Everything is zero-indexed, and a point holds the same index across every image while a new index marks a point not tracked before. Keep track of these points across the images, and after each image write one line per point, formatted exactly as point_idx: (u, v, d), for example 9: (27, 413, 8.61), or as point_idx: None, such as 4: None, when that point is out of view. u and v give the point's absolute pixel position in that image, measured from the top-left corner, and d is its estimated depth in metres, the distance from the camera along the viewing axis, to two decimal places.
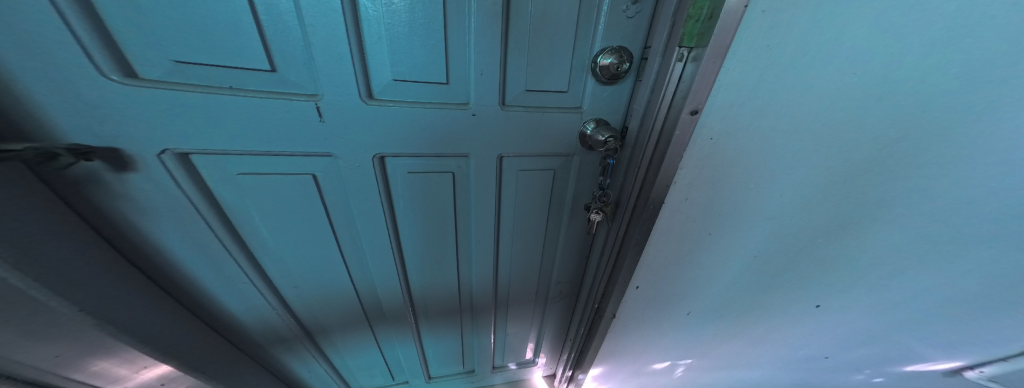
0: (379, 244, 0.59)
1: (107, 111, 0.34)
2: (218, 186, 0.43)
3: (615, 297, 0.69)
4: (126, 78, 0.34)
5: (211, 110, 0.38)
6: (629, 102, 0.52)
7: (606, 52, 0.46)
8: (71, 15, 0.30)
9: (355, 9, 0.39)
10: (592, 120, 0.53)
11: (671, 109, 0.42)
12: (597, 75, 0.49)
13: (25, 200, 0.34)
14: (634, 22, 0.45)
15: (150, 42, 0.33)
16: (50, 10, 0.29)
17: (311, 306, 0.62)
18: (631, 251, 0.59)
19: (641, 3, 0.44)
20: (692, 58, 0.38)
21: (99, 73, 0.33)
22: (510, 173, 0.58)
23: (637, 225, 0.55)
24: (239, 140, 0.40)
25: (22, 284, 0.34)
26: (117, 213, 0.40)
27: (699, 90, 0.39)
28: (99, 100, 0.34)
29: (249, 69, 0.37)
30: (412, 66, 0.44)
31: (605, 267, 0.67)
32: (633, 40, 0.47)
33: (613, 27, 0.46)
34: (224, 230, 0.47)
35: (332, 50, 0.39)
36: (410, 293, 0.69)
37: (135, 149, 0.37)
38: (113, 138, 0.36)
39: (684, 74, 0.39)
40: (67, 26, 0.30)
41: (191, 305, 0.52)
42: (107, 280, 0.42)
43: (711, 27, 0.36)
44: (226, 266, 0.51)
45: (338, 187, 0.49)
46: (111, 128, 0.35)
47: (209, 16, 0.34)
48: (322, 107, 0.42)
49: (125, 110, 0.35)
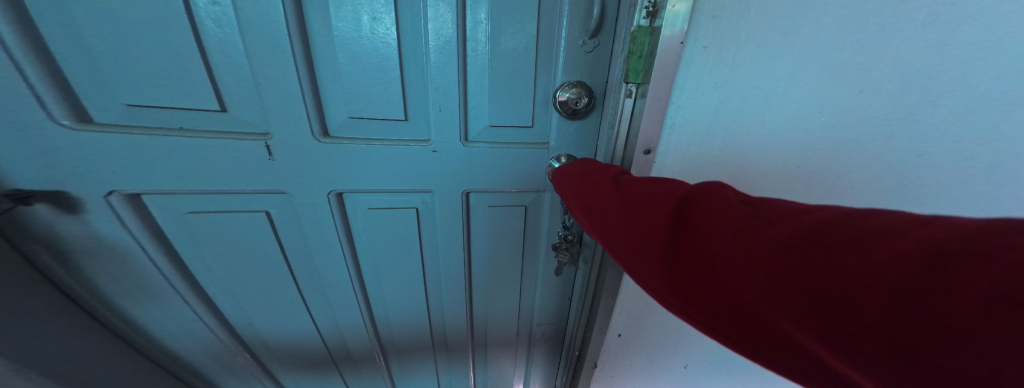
0: (341, 281, 0.56)
1: (55, 154, 0.35)
2: (169, 224, 0.43)
3: (593, 344, 0.63)
4: (78, 123, 0.35)
5: (160, 151, 0.38)
6: (597, 138, 0.50)
7: (565, 87, 0.45)
8: (29, 67, 0.32)
9: (308, 51, 0.40)
10: (557, 155, 0.51)
11: (627, 147, 0.43)
12: (558, 110, 0.47)
13: None
14: (592, 57, 0.45)
15: (103, 87, 0.35)
16: (7, 62, 0.31)
17: (271, 345, 0.60)
18: (602, 291, 0.56)
19: (598, 37, 0.43)
20: (640, 95, 0.40)
21: (50, 119, 0.34)
22: (477, 208, 0.56)
23: (606, 263, 0.53)
24: (190, 180, 0.41)
25: None
26: (64, 253, 0.40)
27: (648, 124, 0.40)
28: (50, 144, 0.35)
29: (199, 110, 0.38)
30: (367, 104, 0.44)
31: (581, 312, 0.62)
32: (593, 74, 0.46)
33: (573, 62, 0.45)
34: (173, 268, 0.46)
35: (283, 89, 0.40)
36: (378, 333, 0.66)
37: (82, 190, 0.38)
38: (61, 181, 0.36)
39: (635, 109, 0.41)
40: (23, 77, 0.32)
41: (141, 343, 0.50)
42: (49, 322, 0.41)
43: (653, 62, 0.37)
44: (174, 306, 0.49)
45: (293, 224, 0.48)
46: (61, 172, 0.36)
47: (162, 62, 0.35)
48: (274, 146, 0.42)
49: (73, 152, 0.36)
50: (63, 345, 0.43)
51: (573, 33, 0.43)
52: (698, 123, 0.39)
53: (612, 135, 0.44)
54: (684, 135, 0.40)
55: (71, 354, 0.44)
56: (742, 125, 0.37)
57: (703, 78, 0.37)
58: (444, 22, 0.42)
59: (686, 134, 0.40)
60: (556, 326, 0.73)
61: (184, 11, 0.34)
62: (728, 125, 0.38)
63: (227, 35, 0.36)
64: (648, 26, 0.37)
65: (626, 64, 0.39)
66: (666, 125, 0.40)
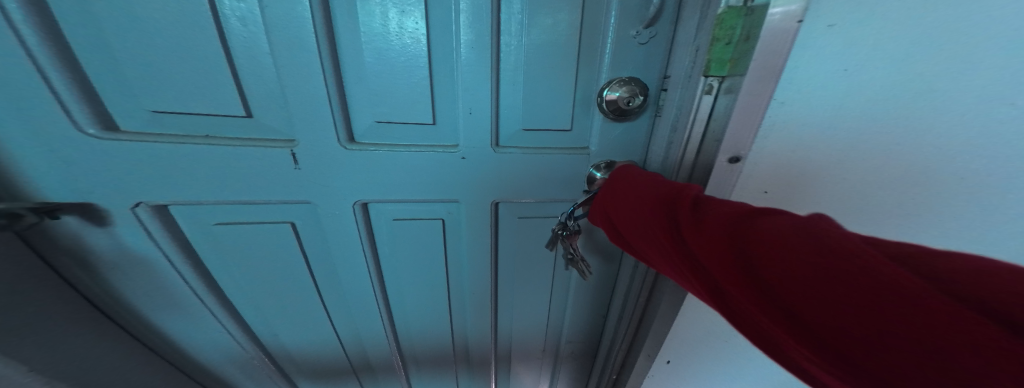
0: (363, 292, 0.54)
1: (79, 164, 0.33)
2: (195, 235, 0.41)
3: (638, 368, 0.58)
4: (103, 131, 0.33)
5: (186, 160, 0.36)
6: (647, 143, 0.45)
7: (614, 84, 0.40)
8: (53, 73, 0.30)
9: (333, 49, 0.37)
10: (595, 163, 0.46)
11: (703, 154, 0.36)
12: (606, 111, 0.42)
13: (13, 262, 0.34)
14: (647, 50, 0.39)
15: (127, 92, 0.32)
16: (32, 68, 0.29)
17: (293, 355, 0.58)
18: (653, 314, 0.50)
19: (655, 27, 0.38)
20: (725, 91, 0.33)
21: (76, 128, 0.32)
22: (506, 219, 0.52)
23: (665, 287, 0.46)
24: (216, 190, 0.38)
25: None
26: (94, 266, 0.39)
27: (739, 127, 0.33)
28: (75, 155, 0.33)
29: (224, 116, 0.36)
30: (395, 107, 0.42)
31: (625, 333, 0.57)
32: (644, 70, 0.40)
33: (622, 55, 0.40)
34: (200, 280, 0.44)
35: (307, 91, 0.37)
36: (399, 345, 0.63)
37: (109, 203, 0.36)
38: (89, 193, 0.35)
39: (717, 109, 0.34)
40: (47, 84, 0.30)
41: (169, 352, 0.50)
42: (76, 334, 0.40)
43: (753, 48, 0.29)
44: (202, 316, 0.48)
45: (316, 235, 0.46)
46: (87, 184, 0.34)
47: (186, 64, 0.33)
48: (299, 153, 0.40)
49: (99, 163, 0.34)
50: (91, 356, 0.42)
51: (624, 23, 0.38)
52: (808, 127, 0.32)
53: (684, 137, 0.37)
54: (787, 139, 0.33)
55: (98, 366, 0.43)
56: (858, 131, 0.31)
57: (822, 67, 0.30)
58: (479, 16, 0.38)
59: (793, 137, 0.33)
60: (586, 343, 0.69)
61: (207, 8, 0.32)
62: (850, 127, 0.31)
63: (252, 34, 0.34)
64: (743, 5, 0.29)
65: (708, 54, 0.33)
66: (766, 124, 0.33)
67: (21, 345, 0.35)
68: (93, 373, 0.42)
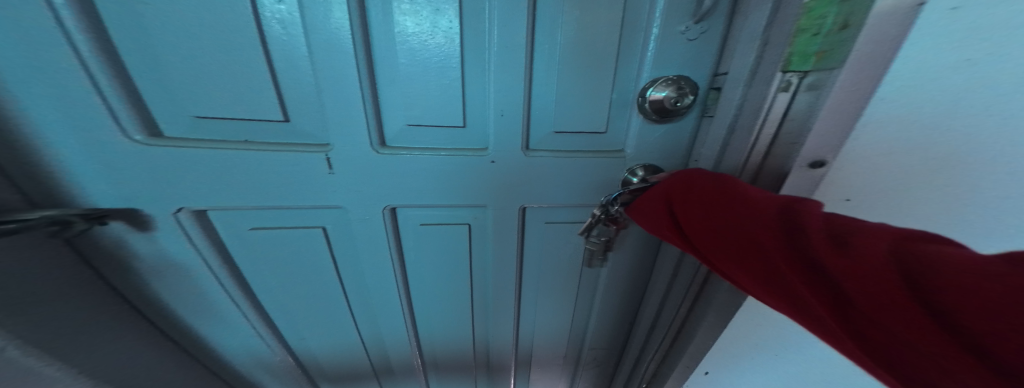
0: (388, 296, 0.54)
1: (124, 171, 0.34)
2: (231, 241, 0.41)
3: (674, 377, 0.57)
4: (149, 138, 0.33)
5: (226, 165, 0.36)
6: (691, 144, 0.44)
7: (660, 84, 0.39)
8: (103, 80, 0.30)
9: (367, 50, 0.37)
10: (629, 168, 0.45)
11: (773, 156, 0.34)
12: (647, 111, 0.41)
13: (59, 270, 0.34)
14: (695, 45, 0.38)
15: (171, 98, 0.33)
16: (83, 76, 0.30)
17: (318, 358, 0.58)
18: (694, 326, 0.49)
19: (706, 21, 0.36)
20: (806, 88, 0.30)
21: (122, 135, 0.32)
22: (533, 225, 0.52)
23: (711, 302, 0.45)
24: (253, 196, 0.39)
25: (36, 365, 0.33)
26: (134, 271, 0.39)
27: (824, 126, 0.30)
28: (122, 162, 0.33)
29: (262, 121, 0.36)
30: (426, 110, 0.41)
31: (662, 342, 0.56)
32: (693, 67, 0.39)
33: (667, 51, 0.38)
34: (235, 285, 0.44)
35: (342, 95, 0.37)
36: (422, 350, 0.63)
37: (150, 208, 0.36)
38: (135, 199, 0.35)
39: (795, 107, 0.31)
40: (98, 91, 0.30)
41: (201, 357, 0.50)
42: (120, 341, 0.41)
43: (852, 37, 0.26)
44: (235, 321, 0.48)
45: (346, 240, 0.46)
46: (133, 190, 0.35)
47: (228, 70, 0.33)
48: (333, 158, 0.40)
49: (144, 170, 0.34)
50: (138, 361, 0.43)
51: (672, 19, 0.37)
52: (893, 136, 0.31)
53: (751, 142, 0.35)
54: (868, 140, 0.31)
55: (145, 370, 0.44)
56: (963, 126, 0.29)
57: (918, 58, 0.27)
58: (515, 18, 0.37)
59: (873, 146, 0.32)
60: (608, 348, 0.68)
61: (248, 11, 0.32)
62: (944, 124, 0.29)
63: (290, 38, 0.34)
64: None
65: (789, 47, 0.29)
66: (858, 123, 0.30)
67: (70, 353, 0.35)
68: (140, 377, 0.43)
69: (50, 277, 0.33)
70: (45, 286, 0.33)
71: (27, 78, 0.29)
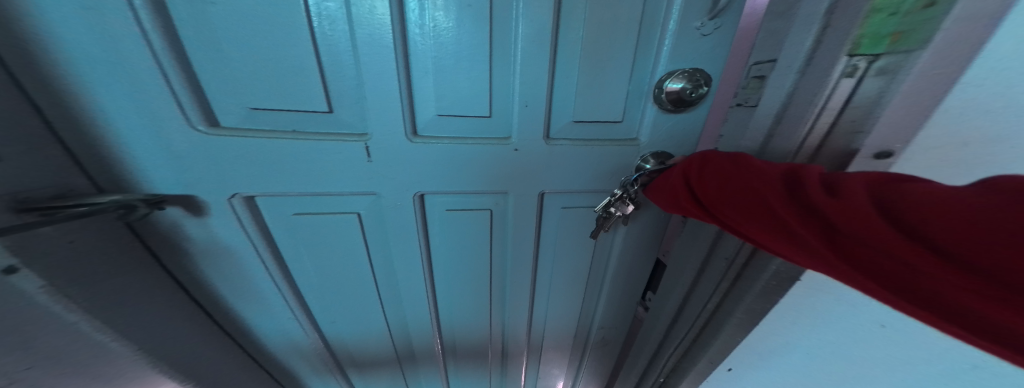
0: (413, 280, 0.57)
1: (185, 160, 0.37)
2: (276, 225, 0.45)
3: (694, 371, 0.59)
4: (210, 128, 0.36)
5: (279, 153, 0.39)
6: (700, 130, 0.49)
7: (676, 76, 0.43)
8: (172, 73, 0.33)
9: (405, 43, 0.39)
10: (640, 159, 0.50)
11: (832, 148, 0.33)
12: (664, 101, 0.45)
13: (117, 247, 0.38)
14: (709, 40, 0.42)
15: (229, 91, 0.35)
16: (155, 69, 0.32)
17: (345, 342, 0.61)
18: (721, 322, 0.50)
19: (719, 18, 0.41)
20: (875, 72, 0.29)
21: (187, 125, 0.35)
22: (550, 211, 0.56)
23: (741, 300, 0.46)
24: (300, 182, 0.42)
25: (91, 328, 0.36)
26: (189, 253, 0.43)
27: (890, 118, 0.29)
28: (186, 149, 0.36)
29: (310, 112, 0.39)
30: (456, 101, 0.44)
31: (684, 337, 0.58)
32: (703, 60, 0.43)
33: (681, 46, 0.42)
34: (277, 268, 0.48)
35: (382, 86, 0.40)
36: (442, 335, 0.66)
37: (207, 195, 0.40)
38: (196, 184, 0.38)
39: (861, 92, 0.30)
40: (167, 84, 0.33)
41: (237, 337, 0.53)
42: (169, 317, 0.44)
43: (940, 15, 0.25)
44: (275, 302, 0.51)
45: (378, 224, 0.49)
46: (194, 177, 0.38)
47: (283, 63, 0.35)
48: (371, 147, 0.42)
49: (206, 158, 0.37)
50: (184, 338, 0.46)
51: (686, 16, 0.41)
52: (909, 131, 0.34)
53: (800, 137, 0.34)
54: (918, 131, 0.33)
55: (191, 345, 0.47)
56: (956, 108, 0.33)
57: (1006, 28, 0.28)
58: (542, 15, 0.41)
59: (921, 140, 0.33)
60: (615, 328, 0.73)
61: (302, 7, 0.34)
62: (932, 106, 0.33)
63: (338, 32, 0.36)
64: None
65: (860, 28, 0.28)
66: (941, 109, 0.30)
67: (121, 321, 0.38)
68: (183, 352, 0.46)
69: (108, 256, 0.37)
70: (100, 258, 0.36)
71: (100, 71, 0.31)
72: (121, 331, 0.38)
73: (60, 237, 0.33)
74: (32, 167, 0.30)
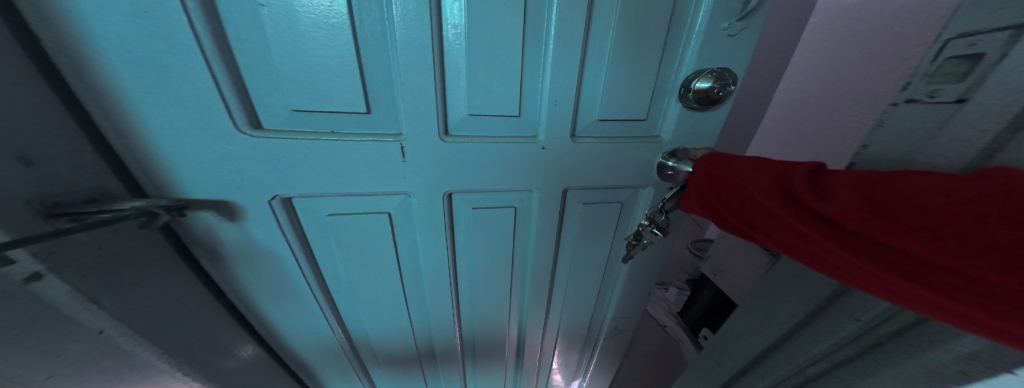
0: (437, 277, 0.58)
1: (230, 160, 0.38)
2: (309, 224, 0.46)
3: None
4: (254, 129, 0.37)
5: (319, 153, 0.40)
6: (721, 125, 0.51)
7: (705, 75, 0.44)
8: (221, 77, 0.34)
9: (441, 42, 0.39)
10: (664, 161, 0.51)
11: None
12: (690, 100, 0.47)
13: (151, 251, 0.39)
14: (734, 40, 0.43)
15: (276, 93, 0.36)
16: (206, 73, 0.33)
17: (370, 337, 0.63)
18: (833, 386, 0.41)
19: (745, 19, 0.42)
20: None
21: (234, 128, 0.36)
22: (572, 207, 0.57)
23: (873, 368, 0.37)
24: (336, 182, 0.43)
25: (117, 331, 0.36)
26: (224, 252, 0.45)
27: None
28: (231, 151, 0.38)
29: (350, 113, 0.39)
30: (488, 100, 0.44)
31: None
32: (727, 61, 0.45)
33: (708, 47, 0.44)
34: (309, 266, 0.50)
35: (417, 86, 0.40)
36: (463, 332, 0.68)
37: (247, 196, 0.41)
38: (240, 184, 0.40)
39: None
40: (218, 87, 0.34)
41: (266, 331, 0.55)
42: (197, 318, 0.45)
43: None
44: (305, 299, 0.53)
45: (406, 223, 0.50)
46: (237, 177, 0.39)
47: (329, 65, 0.36)
48: (406, 146, 0.43)
49: (249, 159, 0.39)
50: (213, 336, 0.47)
51: (714, 17, 0.42)
52: None
53: None
54: None
55: (222, 342, 0.49)
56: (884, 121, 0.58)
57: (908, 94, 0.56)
58: (577, 14, 0.40)
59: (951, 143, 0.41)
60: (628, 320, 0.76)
61: (346, 7, 0.34)
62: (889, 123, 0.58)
63: (378, 33, 0.36)
64: None
65: None
66: None
67: (149, 324, 0.38)
68: (207, 353, 0.47)
69: (142, 260, 0.38)
70: (133, 261, 0.37)
71: (152, 76, 0.32)
72: (146, 333, 0.38)
73: (90, 243, 0.33)
74: (65, 170, 0.30)
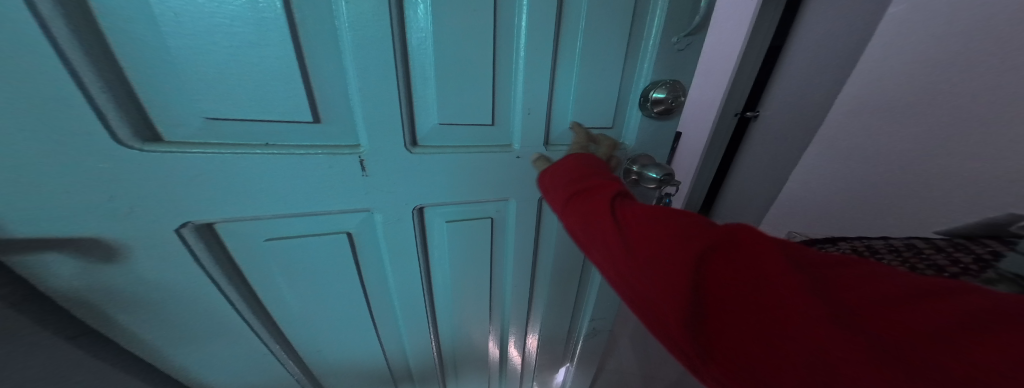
0: (410, 299, 0.54)
1: (118, 180, 0.32)
2: (240, 253, 0.41)
3: None
4: (146, 143, 0.32)
5: (250, 170, 0.36)
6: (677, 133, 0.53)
7: (660, 86, 0.45)
8: (89, 81, 0.28)
9: (405, 48, 0.36)
10: (538, 154, 0.48)
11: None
12: (650, 109, 0.47)
13: None
14: (683, 55, 0.45)
15: (186, 99, 0.31)
16: (66, 76, 0.27)
17: (334, 366, 0.59)
18: None
19: (693, 36, 0.44)
20: None
21: (115, 141, 0.31)
22: (548, 215, 0.55)
23: None
24: (276, 202, 0.39)
25: None
26: (114, 292, 0.38)
27: None
28: (109, 169, 0.32)
29: (294, 121, 0.36)
30: (456, 109, 0.41)
31: None
32: (685, 73, 0.46)
33: (664, 60, 0.45)
34: (242, 300, 0.45)
35: (378, 94, 0.36)
36: (441, 352, 0.65)
37: (141, 223, 0.35)
38: (129, 209, 0.34)
39: None
40: (85, 92, 0.28)
41: (186, 375, 0.49)
42: (52, 371, 0.39)
43: None
44: (242, 334, 0.48)
45: (371, 242, 0.46)
46: (127, 201, 0.33)
47: (255, 69, 0.32)
48: (367, 160, 0.39)
49: (146, 180, 0.33)
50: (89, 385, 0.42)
51: (667, 31, 0.43)
52: None
53: None
54: None
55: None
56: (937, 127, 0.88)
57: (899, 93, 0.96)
58: (546, 22, 0.39)
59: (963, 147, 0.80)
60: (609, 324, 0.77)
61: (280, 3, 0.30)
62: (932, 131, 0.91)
63: (324, 36, 0.33)
64: None
65: None
66: None
67: None
68: None
69: None
70: None
71: None
72: None
73: None
74: None
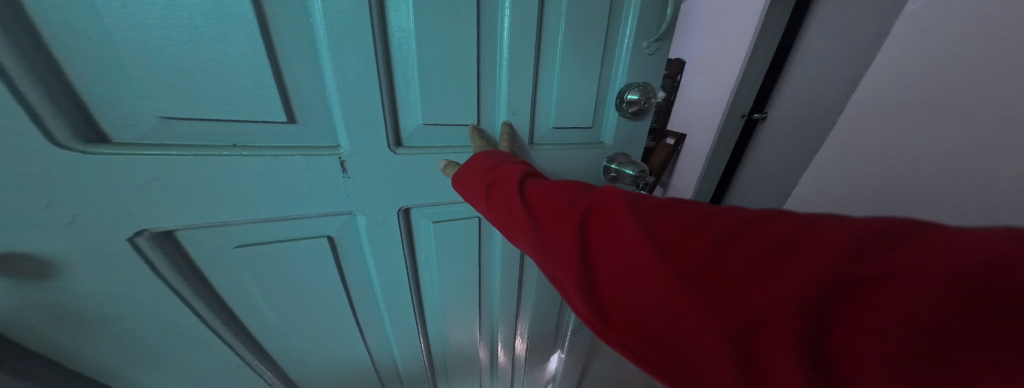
0: (396, 302, 0.53)
1: (52, 187, 0.29)
2: (206, 262, 0.38)
3: None
4: (91, 144, 0.29)
5: (220, 173, 0.33)
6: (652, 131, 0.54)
7: (632, 88, 0.46)
8: (16, 75, 0.24)
9: (387, 45, 0.35)
10: (446, 161, 0.43)
11: None
12: (625, 110, 0.48)
13: None
14: (653, 59, 0.46)
15: (135, 96, 0.29)
16: None
17: (315, 375, 0.56)
18: None
19: (661, 40, 0.45)
20: None
21: (51, 142, 0.27)
22: None
23: None
24: (247, 207, 0.36)
25: None
26: (55, 309, 0.34)
27: None
28: (41, 174, 0.28)
29: (269, 122, 0.33)
30: (440, 108, 0.40)
31: None
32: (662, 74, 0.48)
33: (641, 62, 0.46)
34: (212, 311, 0.42)
35: (358, 92, 0.35)
36: (430, 353, 0.64)
37: (83, 233, 0.32)
38: (68, 218, 0.30)
39: None
40: (11, 88, 0.25)
41: None
42: None
43: None
44: (209, 346, 0.45)
45: (353, 245, 0.45)
46: (65, 209, 0.30)
47: (215, 65, 0.29)
48: (347, 161, 0.38)
49: (88, 185, 0.30)
50: None
51: (640, 35, 0.44)
52: None
53: None
54: None
55: None
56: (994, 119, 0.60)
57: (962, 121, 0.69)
58: (529, 19, 0.39)
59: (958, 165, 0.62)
60: None
61: None
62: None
63: (295, 32, 0.31)
64: None
65: None
66: None
67: None
68: None
69: None
70: None
71: None
72: None
73: None
74: None
